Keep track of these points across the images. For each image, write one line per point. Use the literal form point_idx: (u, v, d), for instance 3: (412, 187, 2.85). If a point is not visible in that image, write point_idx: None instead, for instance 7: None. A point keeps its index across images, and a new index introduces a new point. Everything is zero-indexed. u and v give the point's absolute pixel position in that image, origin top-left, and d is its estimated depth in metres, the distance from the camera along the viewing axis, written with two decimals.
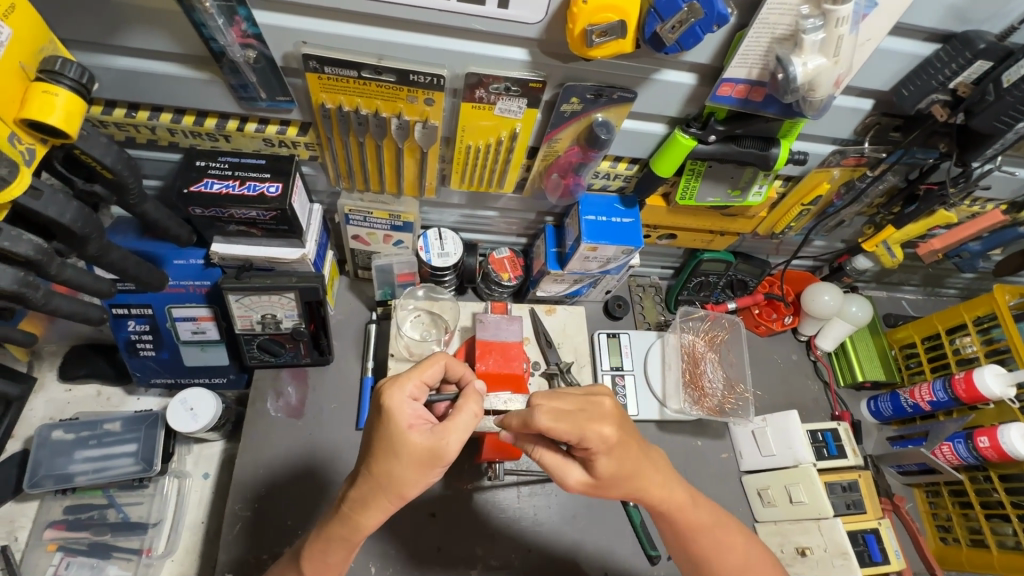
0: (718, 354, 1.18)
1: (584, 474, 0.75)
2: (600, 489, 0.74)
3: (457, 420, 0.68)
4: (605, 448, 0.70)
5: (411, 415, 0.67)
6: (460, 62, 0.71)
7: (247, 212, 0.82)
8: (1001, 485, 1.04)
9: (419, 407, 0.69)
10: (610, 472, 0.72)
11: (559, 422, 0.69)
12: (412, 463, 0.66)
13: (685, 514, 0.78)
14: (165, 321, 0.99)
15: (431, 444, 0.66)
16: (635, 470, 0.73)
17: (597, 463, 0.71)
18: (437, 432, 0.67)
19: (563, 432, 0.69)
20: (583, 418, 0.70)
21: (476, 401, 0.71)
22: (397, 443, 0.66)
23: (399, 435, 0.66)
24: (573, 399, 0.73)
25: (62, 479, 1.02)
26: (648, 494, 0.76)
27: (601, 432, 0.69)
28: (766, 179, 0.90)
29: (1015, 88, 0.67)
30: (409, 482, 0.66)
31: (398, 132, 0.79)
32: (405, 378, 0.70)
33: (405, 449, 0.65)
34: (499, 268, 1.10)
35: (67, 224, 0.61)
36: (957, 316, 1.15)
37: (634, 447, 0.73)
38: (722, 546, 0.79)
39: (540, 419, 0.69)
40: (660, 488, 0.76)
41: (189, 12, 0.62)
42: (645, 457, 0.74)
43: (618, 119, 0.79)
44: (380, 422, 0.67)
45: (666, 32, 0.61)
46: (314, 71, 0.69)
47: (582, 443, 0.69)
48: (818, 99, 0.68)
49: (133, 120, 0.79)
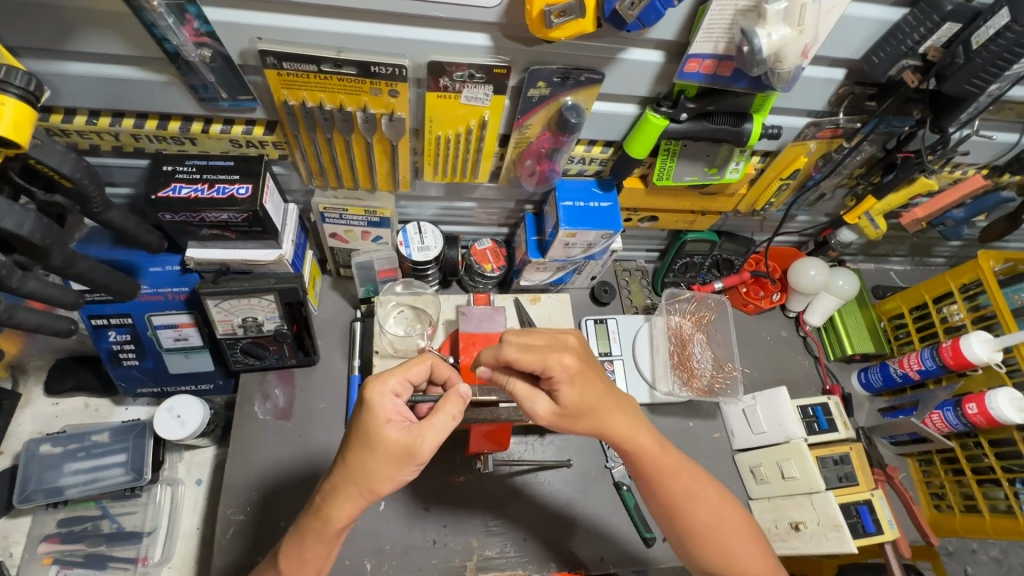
0: (706, 334, 1.17)
1: (552, 404, 0.76)
2: (568, 418, 0.75)
3: (432, 423, 0.67)
4: (568, 376, 0.74)
5: (389, 410, 0.67)
6: (422, 51, 0.70)
7: (218, 215, 0.81)
8: (992, 450, 1.05)
9: (399, 404, 0.69)
10: (574, 401, 0.74)
11: (524, 353, 0.73)
12: (386, 458, 0.66)
13: (650, 459, 0.78)
14: (146, 330, 0.98)
15: (408, 441, 0.66)
16: (601, 404, 0.76)
17: (560, 391, 0.74)
18: (414, 430, 0.66)
19: (528, 360, 0.73)
20: (546, 349, 0.74)
21: (456, 404, 0.70)
22: (373, 438, 0.66)
23: (375, 429, 0.66)
24: (543, 336, 0.77)
25: (53, 493, 1.02)
26: (613, 432, 0.77)
27: (563, 360, 0.73)
28: (743, 156, 0.89)
29: (984, 49, 0.66)
30: (382, 476, 0.66)
31: (365, 127, 0.78)
32: (389, 373, 0.70)
33: (380, 444, 0.65)
34: (481, 260, 1.10)
35: (26, 236, 0.60)
36: (943, 284, 1.15)
37: (597, 377, 0.76)
38: (697, 497, 0.79)
39: (507, 351, 0.73)
40: (627, 427, 0.78)
41: (137, 12, 0.61)
42: (609, 394, 0.77)
43: (588, 102, 0.77)
44: (359, 414, 0.68)
45: (625, 10, 0.60)
46: (272, 67, 0.68)
47: (545, 370, 0.73)
48: (785, 72, 0.66)
49: (96, 127, 0.78)
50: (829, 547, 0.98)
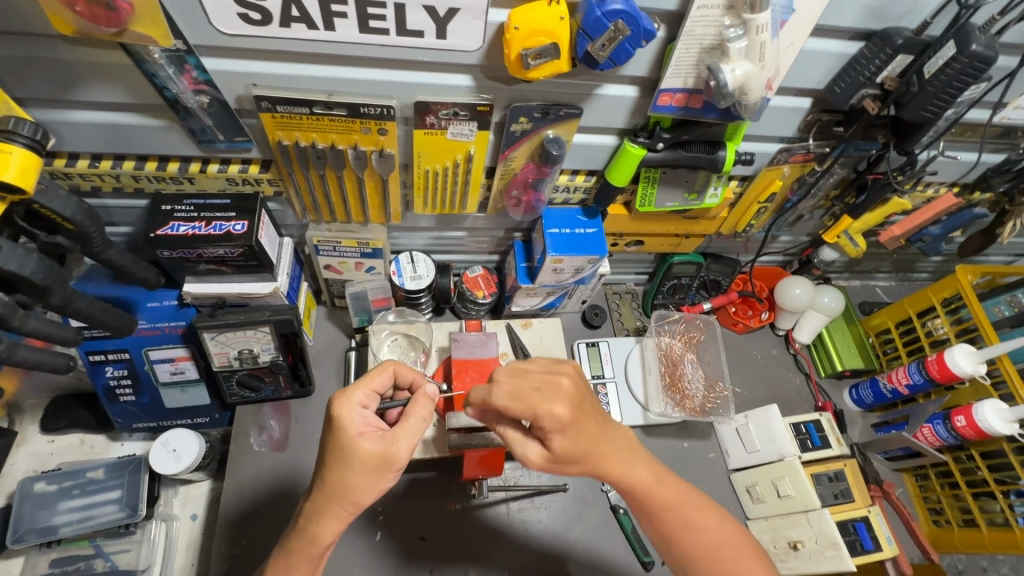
0: (696, 355, 1.19)
1: (543, 450, 0.74)
2: (559, 462, 0.74)
3: (405, 427, 0.69)
4: (559, 427, 0.70)
5: (360, 422, 0.68)
6: (408, 92, 0.73)
7: (215, 250, 0.84)
8: (983, 463, 1.05)
9: (368, 415, 0.69)
10: (567, 449, 0.72)
11: (513, 402, 0.69)
12: (363, 470, 0.66)
13: (649, 496, 0.77)
14: (143, 364, 1.00)
15: (382, 450, 0.66)
16: (593, 446, 0.73)
17: (552, 441, 0.71)
18: (387, 439, 0.67)
19: (517, 412, 0.69)
20: (537, 396, 0.69)
21: (424, 405, 0.72)
22: (347, 451, 0.66)
23: (349, 443, 0.66)
24: (535, 376, 0.71)
25: (46, 532, 1.01)
26: (612, 471, 0.76)
27: (553, 411, 0.68)
28: (720, 181, 0.92)
29: (935, 78, 0.70)
30: (362, 489, 0.66)
31: (356, 163, 0.81)
32: (354, 388, 0.71)
33: (355, 457, 0.66)
34: (473, 287, 1.12)
35: (28, 277, 0.62)
36: (926, 299, 1.17)
37: (590, 423, 0.72)
38: (696, 525, 0.78)
39: (498, 397, 0.70)
40: (621, 467, 0.76)
41: (140, 64, 0.65)
42: (603, 434, 0.73)
43: (569, 134, 0.81)
44: (329, 431, 0.68)
45: (597, 51, 0.63)
46: (267, 111, 0.71)
47: (536, 421, 0.70)
48: (751, 103, 0.70)
49: (97, 169, 0.81)
50: (828, 566, 0.98)
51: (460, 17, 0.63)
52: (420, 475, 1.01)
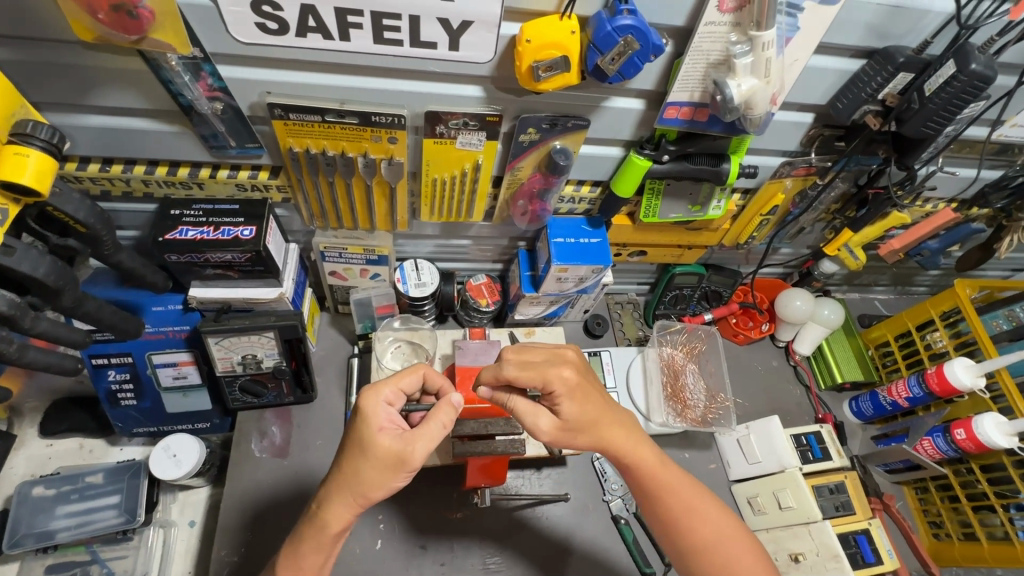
0: (698, 365, 1.20)
1: (554, 419, 0.76)
2: (569, 432, 0.76)
3: (424, 429, 0.68)
4: (568, 391, 0.75)
5: (383, 418, 0.69)
6: (419, 101, 0.75)
7: (223, 255, 0.84)
8: (983, 476, 1.06)
9: (392, 412, 0.70)
10: (576, 415, 0.75)
11: (523, 371, 0.75)
12: (378, 464, 0.66)
13: (650, 476, 0.79)
14: (146, 368, 1.00)
15: (398, 448, 0.66)
16: (601, 415, 0.77)
17: (561, 406, 0.75)
18: (406, 438, 0.67)
19: (526, 377, 0.75)
20: (545, 366, 0.76)
21: (447, 412, 0.71)
22: (366, 443, 0.67)
23: (369, 435, 0.67)
24: (541, 352, 0.79)
25: (43, 537, 1.00)
26: (615, 445, 0.78)
27: (562, 374, 0.75)
28: (724, 194, 0.94)
29: (935, 96, 0.71)
30: (374, 483, 0.66)
31: (365, 170, 0.82)
32: (382, 384, 0.72)
33: (372, 451, 0.66)
34: (476, 295, 1.12)
35: (40, 278, 0.62)
36: (925, 312, 1.18)
37: (596, 393, 0.78)
38: (694, 513, 0.78)
39: (507, 369, 0.76)
40: (626, 441, 0.79)
41: (156, 70, 0.66)
42: (609, 406, 0.78)
43: (576, 146, 0.82)
44: (353, 422, 0.69)
45: (606, 64, 0.64)
46: (279, 118, 0.72)
47: (546, 386, 0.75)
48: (756, 117, 0.72)
49: (108, 173, 0.81)
50: None
51: (474, 29, 0.64)
52: (422, 483, 1.00)
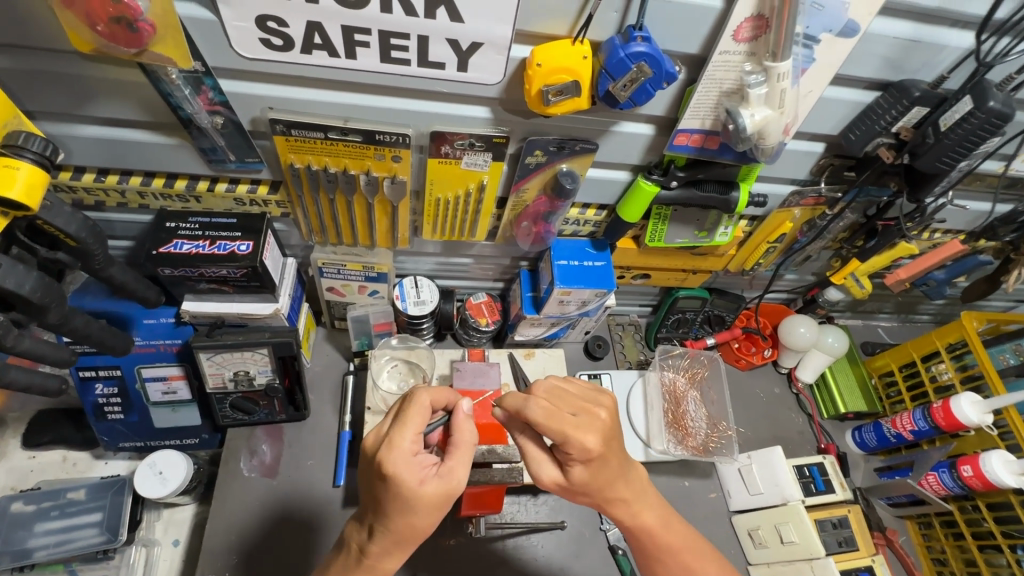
0: (699, 392, 1.17)
1: (557, 474, 0.73)
2: (570, 490, 0.73)
3: (459, 457, 0.67)
4: (585, 459, 0.69)
5: (419, 469, 0.64)
6: (424, 121, 0.73)
7: (218, 270, 0.82)
8: (990, 515, 1.03)
9: (424, 457, 0.65)
10: (584, 481, 0.71)
11: (549, 423, 0.66)
12: (427, 513, 0.64)
13: (650, 537, 0.77)
14: (135, 382, 0.97)
15: (445, 489, 0.64)
16: (609, 483, 0.73)
17: (572, 468, 0.71)
18: (446, 475, 0.65)
19: (551, 431, 0.66)
20: (570, 423, 0.67)
21: (470, 431, 0.69)
22: (411, 501, 0.62)
23: (412, 494, 0.62)
24: (570, 402, 0.71)
25: (20, 555, 0.96)
26: (617, 507, 0.76)
27: (586, 442, 0.67)
28: (731, 220, 0.92)
29: (951, 131, 0.70)
30: (428, 526, 0.65)
31: (367, 188, 0.80)
32: (404, 432, 0.64)
33: (420, 504, 0.63)
34: (476, 314, 1.10)
35: (26, 295, 0.60)
36: (930, 343, 1.17)
37: (614, 460, 0.71)
38: (693, 574, 0.78)
39: (532, 412, 0.67)
40: (629, 500, 0.76)
41: (156, 83, 0.64)
42: (621, 475, 0.73)
43: (583, 169, 0.81)
44: (383, 481, 0.63)
45: (618, 90, 0.63)
46: (281, 134, 0.70)
47: (566, 448, 0.68)
48: (769, 147, 0.70)
49: (103, 184, 0.79)
50: None
51: (483, 51, 0.62)
52: None
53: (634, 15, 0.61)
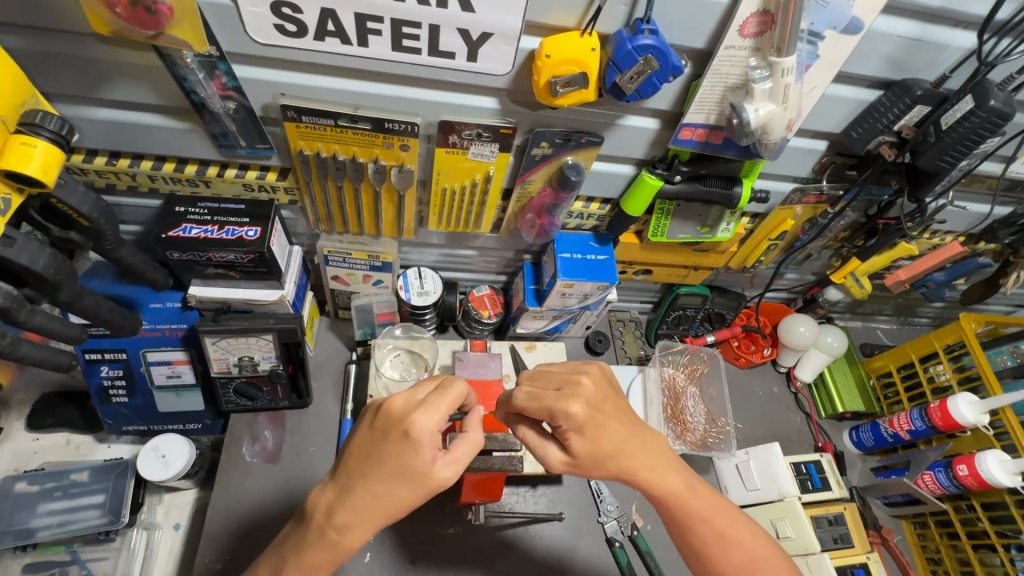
0: (699, 388, 1.18)
1: (563, 453, 0.74)
2: (578, 468, 0.73)
3: (460, 451, 0.68)
4: (576, 427, 0.70)
5: (432, 445, 0.66)
6: (432, 110, 0.74)
7: (225, 255, 0.83)
8: (984, 514, 1.05)
9: (437, 436, 0.67)
10: (586, 451, 0.71)
11: (529, 403, 0.71)
12: (421, 491, 0.65)
13: (679, 505, 0.75)
14: (140, 366, 0.98)
15: (444, 476, 0.66)
16: (619, 449, 0.72)
17: (570, 441, 0.71)
18: (450, 463, 0.67)
19: (535, 407, 0.71)
20: (554, 396, 0.71)
21: (476, 432, 0.71)
22: (411, 472, 0.64)
23: (420, 467, 0.64)
24: (556, 377, 0.75)
25: (22, 535, 0.97)
26: (637, 474, 0.74)
27: (570, 409, 0.69)
28: (733, 216, 0.93)
29: (952, 130, 0.71)
30: (409, 505, 0.66)
31: (375, 177, 0.81)
32: (433, 403, 0.66)
33: (422, 479, 0.65)
34: (479, 306, 1.11)
35: (39, 271, 0.61)
36: (928, 345, 1.18)
37: (611, 423, 0.72)
38: (727, 544, 0.75)
39: (518, 398, 0.73)
40: (653, 469, 0.75)
41: (170, 66, 0.65)
42: (634, 436, 0.74)
43: (588, 162, 0.82)
44: (399, 444, 0.65)
45: (625, 82, 0.64)
46: (292, 120, 0.71)
47: (554, 419, 0.71)
48: (772, 142, 0.71)
49: (114, 167, 0.80)
50: None
51: (493, 41, 0.63)
52: None
53: (642, 8, 0.62)
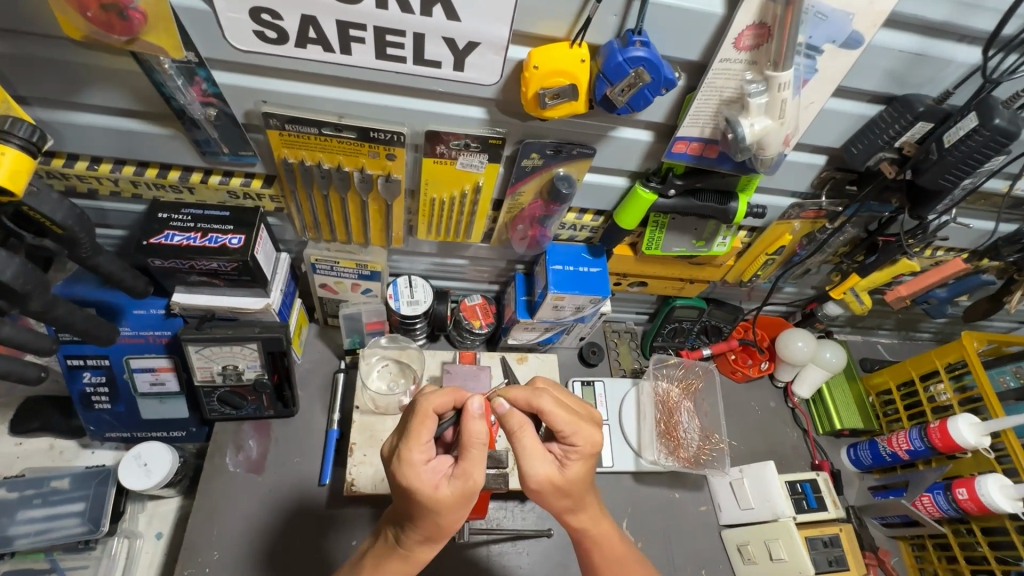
0: (693, 403, 1.16)
1: (553, 470, 0.70)
2: (559, 491, 0.70)
3: (473, 456, 0.64)
4: (586, 454, 0.71)
5: (430, 477, 0.65)
6: (419, 120, 0.72)
7: (208, 263, 0.81)
8: (984, 539, 1.02)
9: (434, 463, 0.66)
10: (577, 478, 0.71)
11: (559, 410, 0.71)
12: (451, 512, 0.65)
13: (603, 550, 0.78)
14: (123, 372, 0.96)
15: (460, 490, 0.64)
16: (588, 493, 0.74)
17: (570, 464, 0.71)
18: (461, 476, 0.64)
19: (563, 421, 0.70)
20: (580, 418, 0.72)
21: (479, 423, 0.64)
22: (431, 507, 0.64)
23: (428, 501, 0.64)
24: (577, 404, 0.77)
25: (0, 542, 0.95)
26: (575, 518, 0.76)
27: (592, 436, 0.71)
28: (730, 231, 0.91)
29: (955, 148, 0.69)
30: (456, 521, 0.67)
31: (362, 186, 0.80)
32: (406, 447, 0.65)
33: (439, 509, 0.64)
34: (470, 316, 1.09)
35: (8, 282, 0.59)
36: (929, 363, 1.15)
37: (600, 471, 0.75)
38: None
39: (544, 400, 0.71)
40: (592, 517, 0.77)
41: (148, 72, 0.63)
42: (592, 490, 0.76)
43: (580, 174, 0.80)
44: (407, 497, 0.65)
45: (615, 95, 0.62)
46: (275, 128, 0.70)
47: (571, 438, 0.71)
48: (768, 157, 0.69)
49: (96, 172, 0.79)
50: None
51: (480, 51, 0.61)
52: None
53: (634, 20, 0.60)
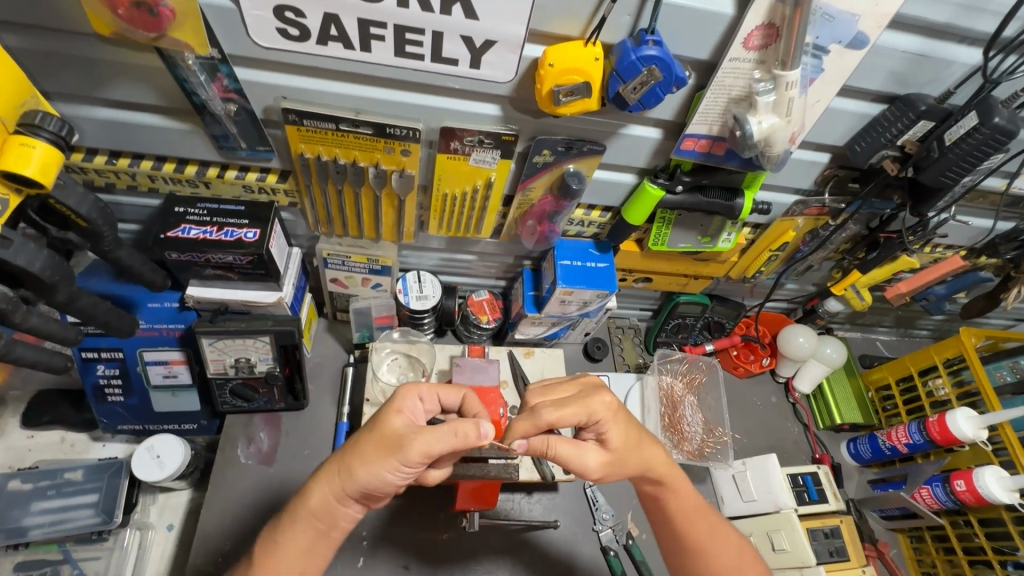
0: (696, 397, 1.18)
1: (602, 455, 0.75)
2: (615, 466, 0.75)
3: (435, 424, 0.67)
4: (611, 417, 0.76)
5: (405, 406, 0.70)
6: (434, 116, 0.74)
7: (224, 257, 0.82)
8: (982, 530, 1.04)
9: (417, 407, 0.71)
10: (621, 442, 0.76)
11: (566, 409, 0.73)
12: (377, 441, 0.67)
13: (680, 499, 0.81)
14: (136, 365, 0.98)
15: (401, 434, 0.67)
16: (641, 442, 0.78)
17: (609, 435, 0.76)
18: (415, 428, 0.67)
19: (573, 414, 0.73)
20: (582, 397, 0.76)
21: (466, 424, 0.66)
22: (377, 420, 0.69)
23: (384, 412, 0.69)
24: (569, 389, 0.79)
25: (14, 533, 0.96)
26: (654, 467, 0.79)
27: (604, 400, 0.75)
28: (735, 227, 0.92)
29: (956, 145, 0.71)
30: (368, 460, 0.67)
31: (376, 181, 0.81)
32: (423, 384, 0.74)
33: (379, 428, 0.68)
34: (478, 311, 1.11)
35: (35, 272, 0.61)
36: (928, 358, 1.17)
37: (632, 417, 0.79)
38: (718, 539, 0.81)
39: (546, 414, 0.72)
40: (663, 463, 0.80)
41: (172, 68, 0.65)
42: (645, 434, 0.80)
43: (589, 170, 0.82)
44: (380, 407, 0.71)
45: (627, 93, 0.64)
46: (293, 124, 0.71)
47: (590, 417, 0.74)
48: (775, 155, 0.71)
49: (114, 167, 0.80)
50: None
51: (497, 49, 0.63)
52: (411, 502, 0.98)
53: (647, 19, 0.61)
